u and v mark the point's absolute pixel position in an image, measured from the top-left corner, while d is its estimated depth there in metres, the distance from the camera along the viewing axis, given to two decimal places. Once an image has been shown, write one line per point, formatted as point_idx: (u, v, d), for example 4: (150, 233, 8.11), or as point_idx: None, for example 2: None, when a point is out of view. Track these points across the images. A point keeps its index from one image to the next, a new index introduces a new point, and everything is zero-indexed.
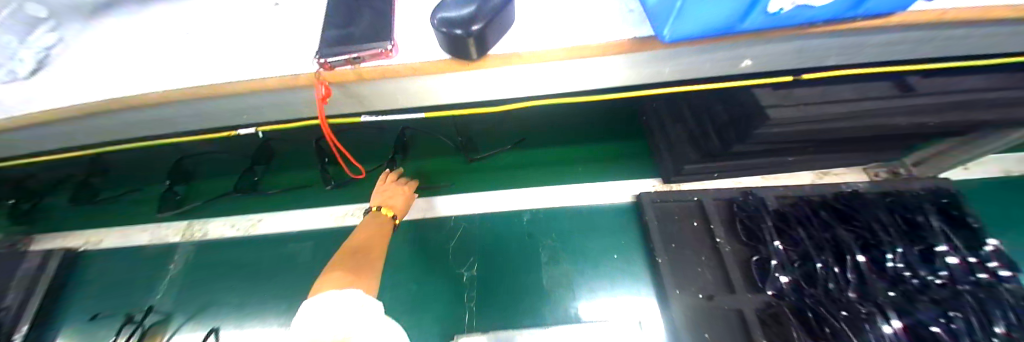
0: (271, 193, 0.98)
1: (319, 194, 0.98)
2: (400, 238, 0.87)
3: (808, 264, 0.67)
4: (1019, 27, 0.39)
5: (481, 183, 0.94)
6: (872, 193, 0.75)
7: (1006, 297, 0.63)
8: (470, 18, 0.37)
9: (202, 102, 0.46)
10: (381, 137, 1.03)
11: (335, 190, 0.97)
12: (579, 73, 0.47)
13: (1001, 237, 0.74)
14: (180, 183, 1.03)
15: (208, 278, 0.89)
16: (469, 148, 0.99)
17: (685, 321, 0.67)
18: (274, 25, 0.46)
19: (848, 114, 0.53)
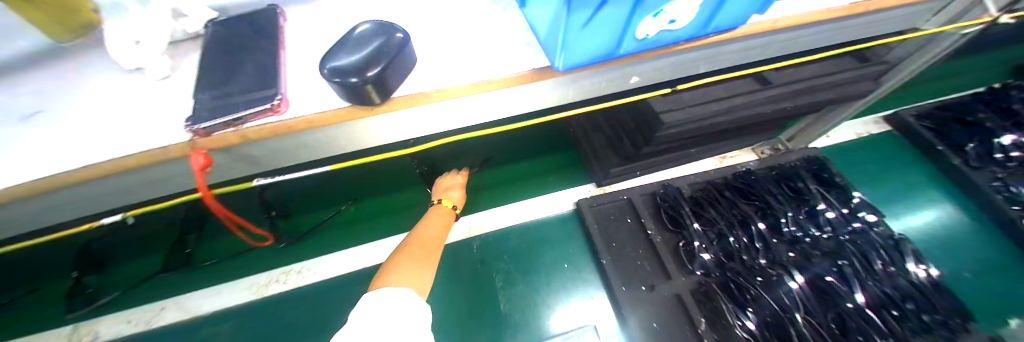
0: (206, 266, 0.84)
1: (270, 257, 0.86)
2: (339, 295, 0.81)
3: (724, 240, 0.76)
4: (819, 27, 0.49)
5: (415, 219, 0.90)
6: (762, 169, 0.87)
7: (874, 236, 0.76)
8: (363, 64, 0.36)
9: (41, 196, 0.37)
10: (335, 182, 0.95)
11: (254, 254, 0.86)
12: (503, 101, 0.47)
13: (865, 189, 0.91)
14: (93, 272, 0.82)
15: None
16: (400, 183, 0.95)
17: (635, 314, 0.70)
18: (136, 96, 0.40)
19: (724, 109, 0.61)
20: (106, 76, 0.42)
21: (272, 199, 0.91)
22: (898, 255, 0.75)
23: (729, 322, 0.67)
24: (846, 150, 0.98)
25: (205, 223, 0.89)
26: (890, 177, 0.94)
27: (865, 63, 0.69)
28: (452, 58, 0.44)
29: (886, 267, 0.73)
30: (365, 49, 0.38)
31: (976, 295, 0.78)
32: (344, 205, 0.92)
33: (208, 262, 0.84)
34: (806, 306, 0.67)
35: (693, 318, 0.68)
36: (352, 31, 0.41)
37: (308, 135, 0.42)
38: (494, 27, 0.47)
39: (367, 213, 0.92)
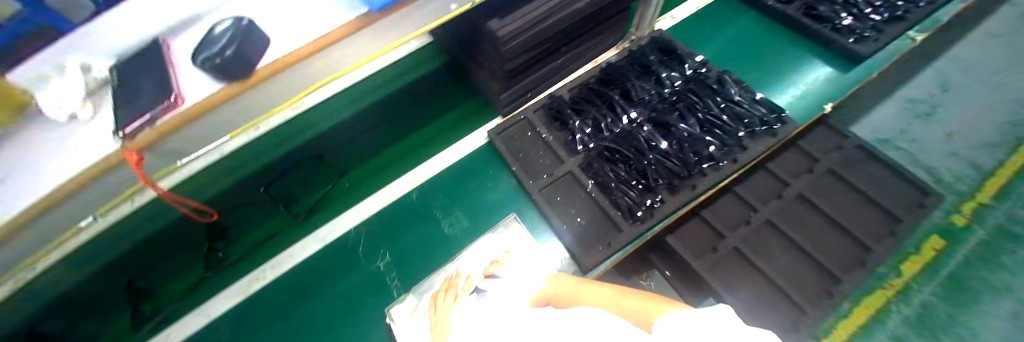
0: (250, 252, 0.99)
1: (294, 227, 1.01)
2: (317, 272, 0.96)
3: (600, 123, 0.93)
4: None
5: (357, 195, 1.04)
6: (620, 59, 1.03)
7: (708, 81, 0.94)
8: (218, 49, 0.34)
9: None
10: (320, 166, 1.08)
11: (227, 268, 0.97)
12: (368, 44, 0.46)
13: (701, 48, 1.10)
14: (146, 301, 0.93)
15: None
16: (332, 171, 1.07)
17: (543, 197, 0.89)
18: None
19: (546, 13, 0.76)
20: None
21: (282, 191, 1.04)
22: (723, 87, 0.92)
23: (610, 179, 0.86)
24: (688, 22, 1.16)
25: (227, 233, 1.00)
26: (724, 33, 1.13)
27: None
28: None
29: (720, 103, 0.90)
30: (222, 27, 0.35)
31: (796, 96, 1.00)
32: (335, 180, 1.06)
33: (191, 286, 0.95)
34: (668, 154, 0.85)
35: (583, 182, 0.88)
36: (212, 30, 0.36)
37: (214, 120, 0.38)
38: None
39: (348, 185, 1.06)
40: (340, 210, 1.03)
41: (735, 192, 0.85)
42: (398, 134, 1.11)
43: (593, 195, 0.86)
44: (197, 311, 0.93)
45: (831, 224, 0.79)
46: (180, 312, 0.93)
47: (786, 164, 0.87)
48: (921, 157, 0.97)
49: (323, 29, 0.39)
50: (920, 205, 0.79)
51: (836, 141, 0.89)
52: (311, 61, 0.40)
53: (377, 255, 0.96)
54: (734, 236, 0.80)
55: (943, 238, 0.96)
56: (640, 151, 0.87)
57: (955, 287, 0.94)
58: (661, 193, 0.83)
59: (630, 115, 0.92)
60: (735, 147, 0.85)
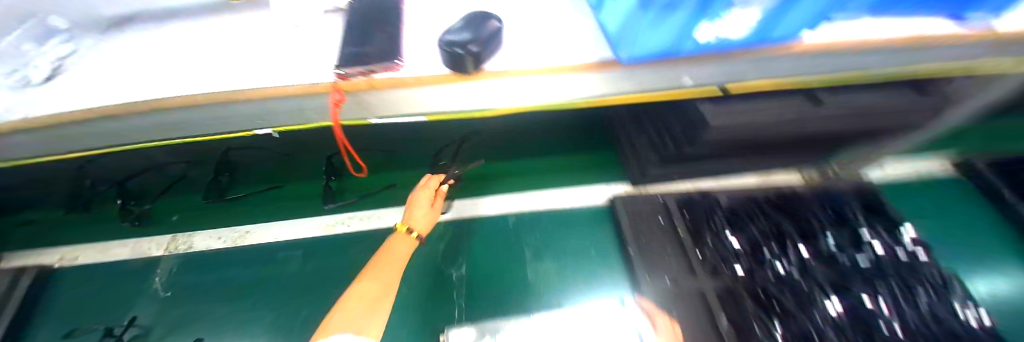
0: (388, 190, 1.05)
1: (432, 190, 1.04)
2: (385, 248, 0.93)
3: (757, 251, 0.77)
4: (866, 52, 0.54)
5: (478, 190, 1.03)
6: (807, 191, 0.87)
7: (921, 270, 0.73)
8: (468, 41, 0.48)
9: (237, 106, 0.53)
10: (474, 145, 1.12)
11: (374, 195, 1.04)
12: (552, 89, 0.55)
13: (920, 219, 0.92)
14: (334, 178, 1.06)
15: (191, 307, 0.87)
16: (484, 164, 1.08)
17: (659, 304, 0.74)
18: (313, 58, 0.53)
19: (767, 121, 0.68)
20: (271, 30, 0.59)
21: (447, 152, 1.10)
22: (946, 292, 0.71)
23: (753, 323, 0.68)
24: (906, 182, 0.98)
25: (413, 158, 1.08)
26: (942, 218, 0.93)
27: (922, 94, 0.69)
28: (541, 46, 0.54)
29: (932, 307, 0.69)
30: (473, 27, 0.51)
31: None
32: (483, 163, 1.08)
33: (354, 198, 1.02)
34: (836, 327, 0.67)
35: (715, 316, 0.70)
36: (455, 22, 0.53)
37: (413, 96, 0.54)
38: (574, 22, 0.58)
39: (476, 174, 1.06)
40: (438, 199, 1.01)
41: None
42: (532, 151, 1.11)
43: (723, 335, 0.67)
44: (301, 219, 1.00)
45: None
46: (294, 211, 1.02)
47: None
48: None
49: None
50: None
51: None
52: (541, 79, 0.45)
53: (454, 263, 0.89)
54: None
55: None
56: (802, 307, 0.70)
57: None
58: None
59: (799, 250, 0.76)
60: None
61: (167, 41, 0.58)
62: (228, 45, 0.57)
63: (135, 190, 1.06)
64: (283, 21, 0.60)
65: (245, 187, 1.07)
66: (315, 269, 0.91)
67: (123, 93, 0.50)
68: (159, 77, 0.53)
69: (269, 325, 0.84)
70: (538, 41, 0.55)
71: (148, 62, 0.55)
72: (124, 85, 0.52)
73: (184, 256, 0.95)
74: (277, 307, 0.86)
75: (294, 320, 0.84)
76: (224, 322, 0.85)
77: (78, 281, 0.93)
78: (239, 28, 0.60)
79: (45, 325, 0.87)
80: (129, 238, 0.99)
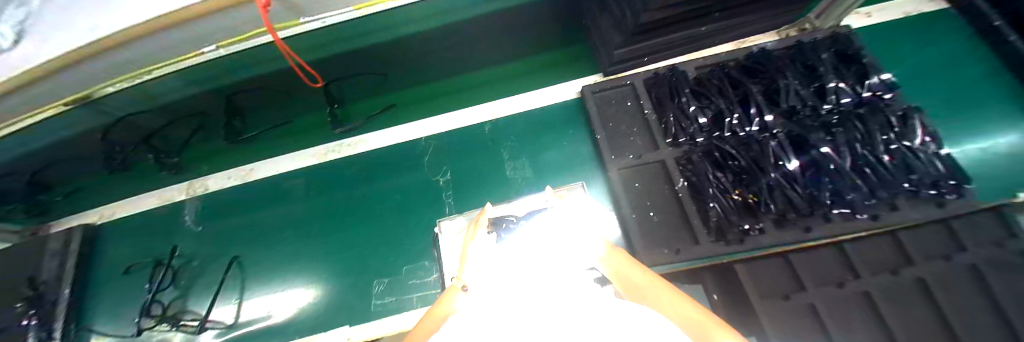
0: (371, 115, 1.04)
1: (412, 107, 1.04)
2: (372, 168, 1.00)
3: (721, 119, 0.78)
4: None
5: (451, 103, 1.03)
6: (780, 49, 0.84)
7: (882, 113, 0.73)
8: None
9: (166, 35, 0.54)
10: None
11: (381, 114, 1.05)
12: None
13: (899, 60, 0.89)
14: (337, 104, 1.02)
15: (222, 235, 1.01)
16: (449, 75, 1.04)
17: (623, 178, 0.80)
18: None
19: None
20: None
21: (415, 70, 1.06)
22: (908, 129, 0.71)
23: (707, 183, 0.73)
24: (892, 25, 0.93)
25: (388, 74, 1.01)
26: (924, 56, 0.89)
27: None
28: None
29: (888, 145, 0.70)
30: None
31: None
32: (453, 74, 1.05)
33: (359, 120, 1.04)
34: (791, 180, 0.68)
35: (672, 178, 0.77)
36: None
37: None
38: None
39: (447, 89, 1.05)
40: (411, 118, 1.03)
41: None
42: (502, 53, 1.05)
43: (679, 194, 0.75)
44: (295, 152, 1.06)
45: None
46: (279, 147, 1.07)
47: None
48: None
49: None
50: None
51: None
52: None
53: (439, 170, 0.95)
54: (815, 291, 0.64)
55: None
56: (760, 167, 0.70)
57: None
58: (764, 222, 0.69)
59: (764, 119, 0.75)
60: (882, 204, 0.68)
61: None
62: None
63: (160, 145, 1.02)
64: None
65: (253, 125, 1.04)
66: (317, 193, 1.01)
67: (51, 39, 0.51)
68: None
69: (290, 243, 0.97)
70: None
71: None
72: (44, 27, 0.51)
73: (203, 197, 1.06)
74: (292, 229, 0.99)
75: (309, 236, 0.96)
76: (252, 244, 0.98)
77: (122, 232, 1.08)
78: None
79: (109, 267, 1.04)
80: (149, 190, 1.10)
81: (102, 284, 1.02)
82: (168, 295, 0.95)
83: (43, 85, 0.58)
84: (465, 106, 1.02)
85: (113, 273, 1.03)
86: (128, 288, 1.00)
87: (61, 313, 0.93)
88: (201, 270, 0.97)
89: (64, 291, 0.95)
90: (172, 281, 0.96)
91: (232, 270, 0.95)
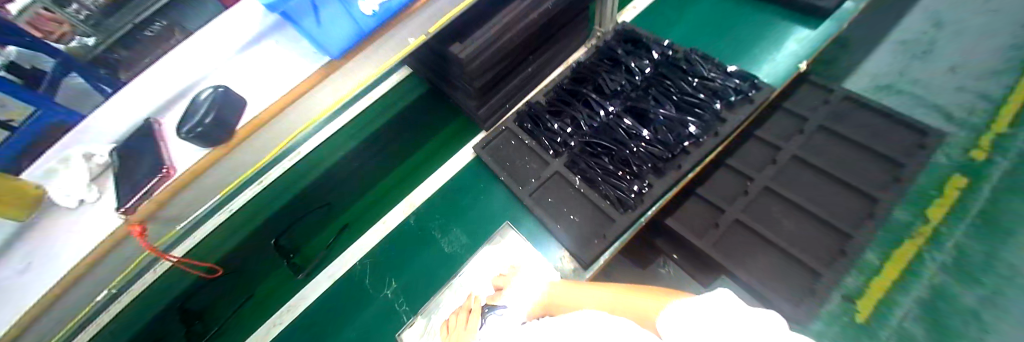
0: (314, 255, 0.99)
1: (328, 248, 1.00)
2: (317, 323, 0.94)
3: (580, 121, 0.93)
4: None
5: (363, 222, 1.03)
6: (591, 57, 1.03)
7: (677, 63, 0.94)
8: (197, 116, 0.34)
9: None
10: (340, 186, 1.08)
11: (336, 241, 1.01)
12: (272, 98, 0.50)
13: (670, 27, 1.18)
14: (292, 253, 0.98)
15: None
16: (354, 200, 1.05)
17: (536, 202, 0.89)
18: None
19: (503, 30, 0.79)
20: None
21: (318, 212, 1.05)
22: (697, 67, 0.92)
23: (596, 172, 0.86)
24: (651, 10, 1.22)
25: (293, 227, 1.01)
26: (686, 18, 1.19)
27: None
28: None
29: (693, 81, 0.90)
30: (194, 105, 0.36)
31: (778, 61, 1.09)
32: (358, 196, 1.06)
33: (303, 274, 0.97)
34: (648, 141, 0.85)
35: (569, 180, 0.88)
36: (197, 100, 0.36)
37: (206, 184, 0.39)
38: None
39: (355, 216, 1.04)
40: (335, 255, 0.99)
41: (698, 194, 0.95)
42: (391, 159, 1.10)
43: (581, 191, 0.86)
44: None
45: (818, 223, 0.87)
46: None
47: (750, 160, 0.98)
48: (926, 97, 1.03)
49: (293, 82, 0.38)
50: (897, 178, 0.87)
51: (794, 125, 0.99)
52: (264, 130, 0.39)
53: (382, 285, 0.95)
54: (733, 210, 0.91)
55: (964, 176, 0.98)
56: (622, 142, 0.87)
57: (987, 227, 0.93)
58: (648, 178, 0.83)
59: (608, 109, 0.92)
60: (714, 121, 0.85)
61: None
62: None
63: None
64: None
65: (214, 315, 0.93)
66: None
67: None
68: None
69: None
70: None
71: None
72: None
73: None
74: None
75: None
76: None
77: None
78: None
79: None
80: None
81: None
82: None
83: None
84: (384, 215, 1.03)
85: None
86: None
87: None
88: None
89: None
90: None
91: None
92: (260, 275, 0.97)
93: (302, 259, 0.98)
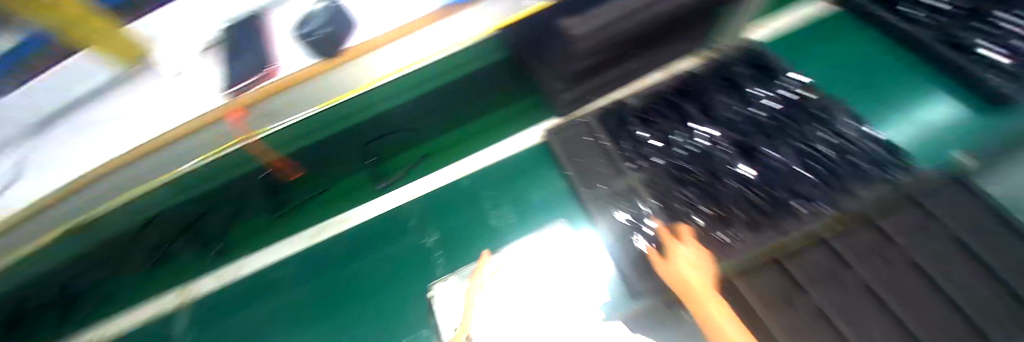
0: (392, 172, 1.06)
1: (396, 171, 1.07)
2: (358, 243, 1.01)
3: (673, 138, 0.85)
4: None
5: (444, 159, 1.06)
6: (706, 70, 0.92)
7: (807, 108, 0.82)
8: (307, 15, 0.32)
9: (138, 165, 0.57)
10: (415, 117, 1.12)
11: (416, 166, 1.07)
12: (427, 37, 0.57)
13: (808, 61, 1.02)
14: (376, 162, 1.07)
15: None
16: (417, 146, 1.08)
17: (597, 209, 0.83)
18: None
19: (628, 18, 0.70)
20: None
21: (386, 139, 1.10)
22: (829, 118, 0.80)
23: (676, 199, 0.79)
24: (790, 36, 1.06)
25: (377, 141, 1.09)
26: (829, 56, 1.02)
27: None
28: None
29: (818, 133, 0.79)
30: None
31: (929, 130, 0.87)
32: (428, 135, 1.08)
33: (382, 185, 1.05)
34: (746, 184, 0.76)
35: (641, 200, 0.80)
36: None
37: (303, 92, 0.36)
38: None
39: (427, 151, 1.08)
40: (390, 188, 1.05)
41: None
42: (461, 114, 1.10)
43: (652, 215, 0.78)
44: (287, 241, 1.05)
45: None
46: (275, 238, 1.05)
47: None
48: None
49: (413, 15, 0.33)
50: None
51: None
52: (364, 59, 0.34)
53: (424, 232, 0.97)
54: None
55: None
56: (714, 176, 0.79)
57: None
58: (735, 229, 0.72)
59: (708, 132, 0.83)
60: (836, 189, 0.72)
61: None
62: None
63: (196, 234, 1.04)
64: None
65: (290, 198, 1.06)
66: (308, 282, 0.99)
67: None
68: None
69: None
70: None
71: None
72: None
73: (190, 309, 1.02)
74: (285, 316, 0.97)
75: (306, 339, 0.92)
76: None
77: None
78: None
79: None
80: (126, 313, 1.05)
81: None
82: None
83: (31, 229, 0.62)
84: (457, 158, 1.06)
85: None
86: None
87: None
88: None
89: None
90: None
91: None
92: (347, 172, 1.07)
93: (382, 173, 1.06)
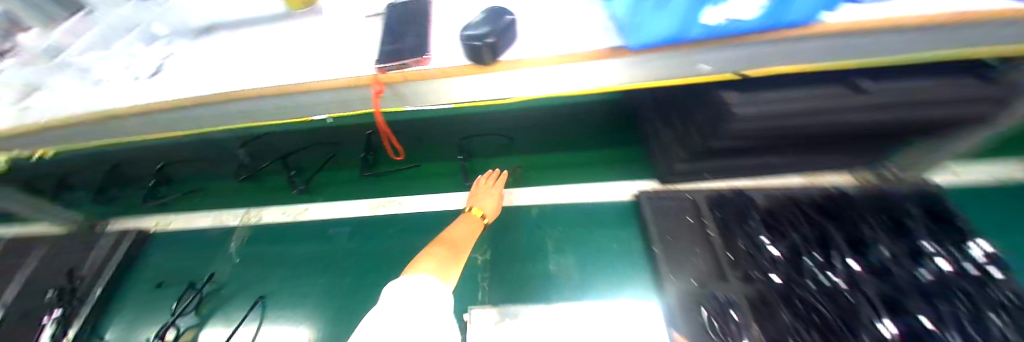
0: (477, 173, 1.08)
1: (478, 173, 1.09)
2: (413, 227, 1.02)
3: (799, 260, 0.72)
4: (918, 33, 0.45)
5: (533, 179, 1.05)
6: (860, 194, 0.81)
7: (993, 291, 0.64)
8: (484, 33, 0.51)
9: (282, 97, 0.59)
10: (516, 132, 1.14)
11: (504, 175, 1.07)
12: (573, 77, 0.57)
13: (1001, 231, 0.81)
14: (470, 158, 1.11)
15: (253, 273, 1.01)
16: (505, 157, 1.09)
17: (681, 303, 0.73)
18: (336, 50, 0.60)
19: (798, 112, 0.63)
20: (320, 32, 0.65)
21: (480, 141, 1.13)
22: None
23: (788, 333, 0.64)
24: (975, 193, 0.87)
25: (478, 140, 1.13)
26: None
27: (987, 82, 0.59)
28: (548, 38, 0.56)
29: (1008, 330, 0.60)
30: (488, 21, 0.53)
31: None
32: (522, 153, 1.09)
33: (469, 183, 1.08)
34: None
35: (745, 320, 0.67)
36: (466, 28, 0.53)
37: None
38: (584, 17, 0.58)
39: (516, 165, 1.08)
40: (470, 187, 1.07)
41: None
42: (556, 144, 1.09)
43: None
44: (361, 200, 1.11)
45: None
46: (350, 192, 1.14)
47: None
48: None
49: None
50: None
51: None
52: None
53: (477, 247, 0.94)
54: None
55: None
56: (849, 325, 0.63)
57: None
58: None
59: (848, 264, 0.70)
60: None
61: (225, 46, 0.67)
62: (274, 47, 0.64)
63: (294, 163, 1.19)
64: (330, 24, 0.66)
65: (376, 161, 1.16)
66: (356, 244, 1.02)
67: (199, 84, 0.60)
68: (223, 72, 0.61)
69: (315, 294, 0.95)
70: (545, 35, 0.56)
71: (219, 59, 0.64)
72: (197, 76, 0.61)
73: (254, 228, 1.11)
74: (325, 269, 0.99)
75: (333, 297, 0.93)
76: (281, 285, 0.98)
77: (169, 243, 1.13)
78: (285, 33, 0.67)
79: (146, 275, 1.07)
80: (210, 210, 1.18)
81: (131, 295, 1.04)
82: (186, 320, 0.94)
83: (159, 116, 0.63)
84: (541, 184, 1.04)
85: (147, 286, 1.05)
86: (155, 302, 1.01)
87: (89, 310, 0.96)
88: (227, 301, 0.97)
89: (95, 290, 0.99)
90: (196, 307, 0.96)
91: (255, 309, 0.94)
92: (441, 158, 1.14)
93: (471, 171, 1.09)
